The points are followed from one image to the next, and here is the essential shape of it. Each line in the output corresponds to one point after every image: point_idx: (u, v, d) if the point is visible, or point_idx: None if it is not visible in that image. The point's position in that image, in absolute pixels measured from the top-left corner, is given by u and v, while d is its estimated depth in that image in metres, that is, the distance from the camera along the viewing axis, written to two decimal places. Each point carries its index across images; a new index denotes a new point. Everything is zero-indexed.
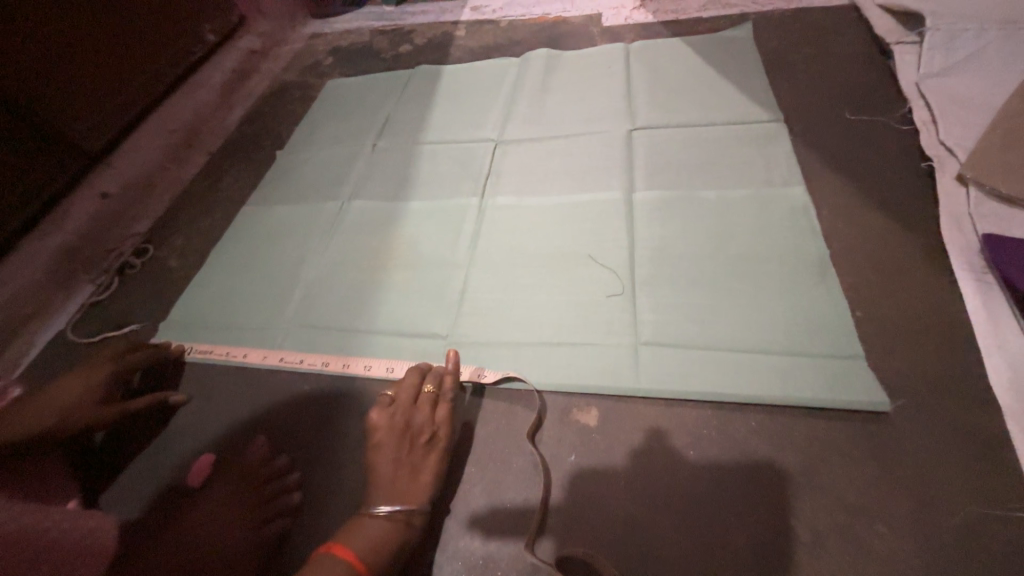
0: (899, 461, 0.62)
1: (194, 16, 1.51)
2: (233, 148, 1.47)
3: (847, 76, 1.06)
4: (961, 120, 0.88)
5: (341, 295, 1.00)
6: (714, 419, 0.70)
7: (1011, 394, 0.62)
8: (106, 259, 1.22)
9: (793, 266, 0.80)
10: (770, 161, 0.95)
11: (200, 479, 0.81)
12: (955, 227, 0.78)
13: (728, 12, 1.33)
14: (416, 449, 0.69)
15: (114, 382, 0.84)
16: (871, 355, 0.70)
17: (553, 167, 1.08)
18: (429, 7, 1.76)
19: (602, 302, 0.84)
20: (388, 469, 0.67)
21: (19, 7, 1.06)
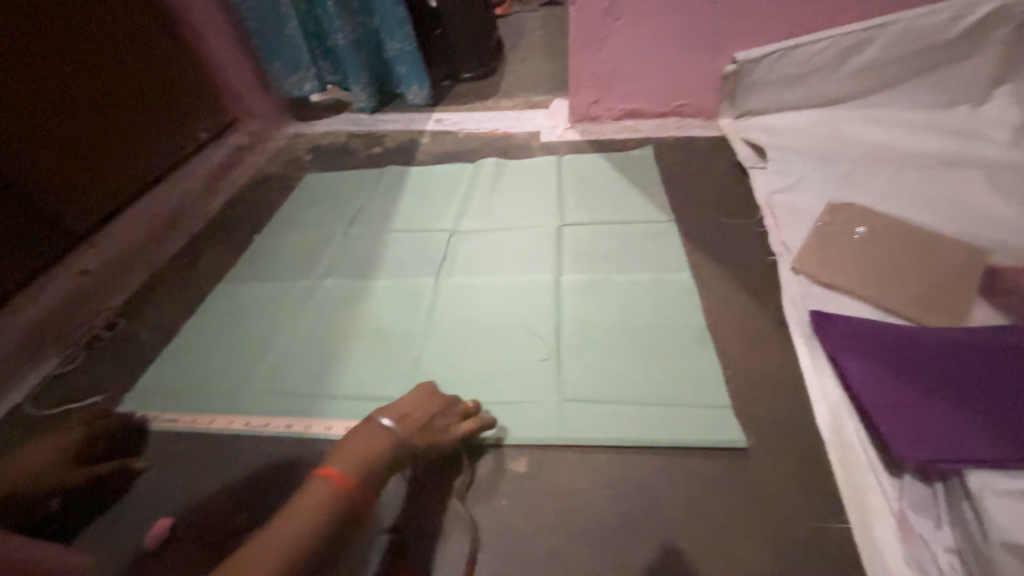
0: (757, 487, 0.79)
1: (188, 119, 1.75)
2: (214, 231, 1.61)
3: (720, 190, 1.40)
4: (794, 226, 1.19)
5: (307, 364, 1.12)
6: (621, 460, 0.86)
7: (829, 431, 0.83)
8: (75, 332, 1.28)
9: (681, 335, 1.02)
10: (665, 252, 1.22)
11: (158, 542, 0.86)
12: (792, 305, 1.03)
13: (636, 134, 1.70)
14: (431, 431, 0.78)
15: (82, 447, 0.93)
16: (737, 404, 0.90)
17: (498, 254, 1.31)
18: (399, 116, 2.09)
19: (533, 366, 1.02)
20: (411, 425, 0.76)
21: (28, 120, 1.27)
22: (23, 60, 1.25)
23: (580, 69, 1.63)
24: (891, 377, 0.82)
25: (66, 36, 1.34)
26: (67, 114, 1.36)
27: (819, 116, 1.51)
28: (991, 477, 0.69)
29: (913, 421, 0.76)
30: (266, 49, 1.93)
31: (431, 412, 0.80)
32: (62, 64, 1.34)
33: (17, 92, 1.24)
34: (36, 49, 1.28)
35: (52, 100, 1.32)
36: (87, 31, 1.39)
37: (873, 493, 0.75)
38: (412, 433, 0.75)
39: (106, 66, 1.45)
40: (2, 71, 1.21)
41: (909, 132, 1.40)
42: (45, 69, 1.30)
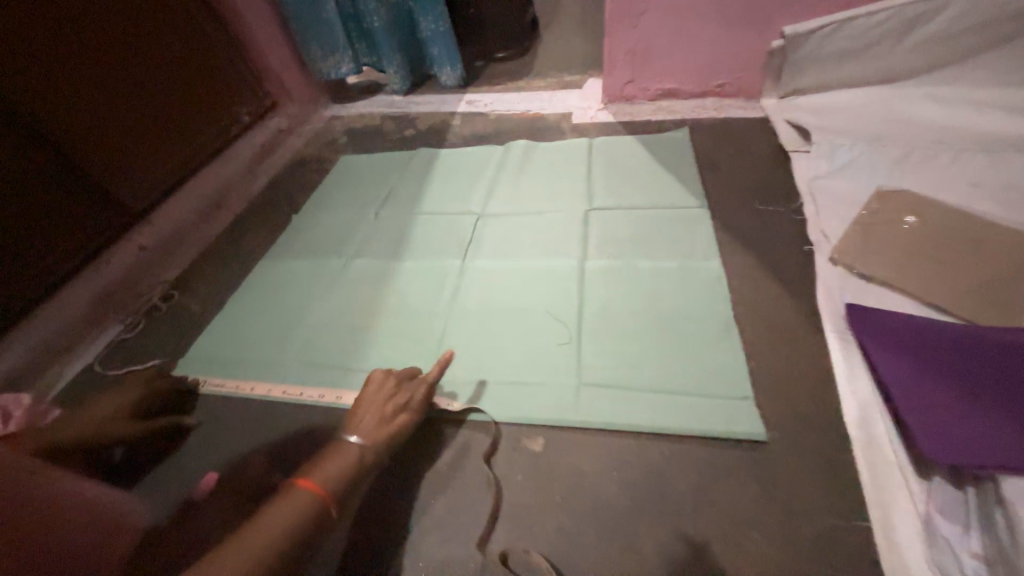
0: (774, 480, 0.78)
1: (234, 102, 1.80)
2: (256, 211, 1.71)
3: (758, 175, 1.33)
4: (836, 214, 1.13)
5: (339, 338, 1.18)
6: (635, 446, 0.87)
7: (857, 429, 0.80)
8: (135, 303, 1.44)
9: (706, 325, 1.00)
10: (694, 240, 1.19)
11: (206, 490, 0.93)
12: (827, 297, 0.99)
13: (672, 116, 1.64)
14: (391, 424, 0.86)
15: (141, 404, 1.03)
16: (759, 396, 0.88)
17: (524, 238, 1.32)
18: (431, 98, 2.10)
19: (553, 350, 1.03)
20: (371, 422, 0.85)
21: (92, 100, 1.34)
22: (87, 43, 1.31)
23: (614, 47, 1.58)
24: (927, 376, 0.78)
25: (124, 19, 1.40)
26: (125, 96, 1.42)
27: (872, 96, 1.41)
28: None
29: (948, 423, 0.73)
30: (304, 32, 1.96)
31: (385, 400, 0.89)
32: (121, 47, 1.40)
33: (82, 74, 1.31)
34: (98, 32, 1.34)
35: (112, 82, 1.38)
36: (144, 16, 1.45)
37: (901, 495, 0.73)
38: (372, 427, 0.84)
39: (160, 50, 1.51)
40: (68, 54, 1.27)
41: (976, 112, 1.28)
42: (105, 52, 1.36)
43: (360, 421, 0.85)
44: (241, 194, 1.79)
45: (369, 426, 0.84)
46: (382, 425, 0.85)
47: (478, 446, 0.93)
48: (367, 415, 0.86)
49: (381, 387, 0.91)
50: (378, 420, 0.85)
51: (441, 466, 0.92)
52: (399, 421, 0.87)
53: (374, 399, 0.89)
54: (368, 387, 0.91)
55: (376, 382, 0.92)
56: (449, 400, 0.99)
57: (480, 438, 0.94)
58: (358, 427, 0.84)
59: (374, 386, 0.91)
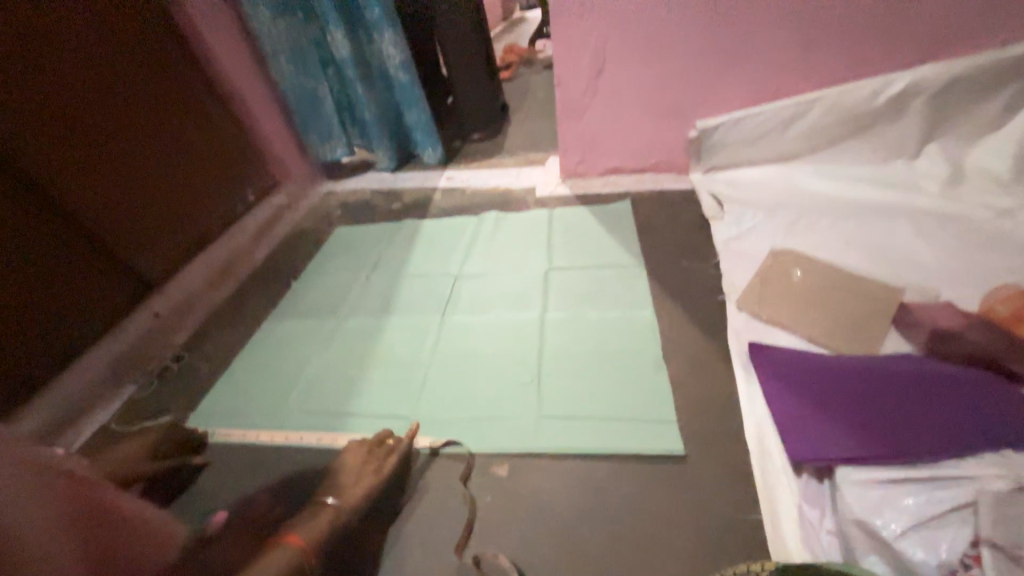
0: (689, 488, 0.98)
1: (241, 184, 2.08)
2: (260, 278, 1.94)
3: (685, 238, 1.62)
4: (744, 268, 1.39)
5: (334, 388, 1.36)
6: (583, 466, 1.05)
7: (752, 440, 1.01)
8: (148, 365, 1.60)
9: (641, 363, 1.22)
10: (633, 293, 1.44)
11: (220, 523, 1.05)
12: (735, 336, 1.23)
13: (618, 189, 1.96)
14: (362, 486, 1.03)
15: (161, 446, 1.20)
16: (681, 420, 1.09)
17: (494, 295, 1.55)
18: (416, 175, 2.41)
19: (517, 390, 1.23)
20: (348, 483, 1.03)
21: (121, 190, 1.60)
22: (119, 147, 1.59)
23: (566, 135, 1.92)
24: (794, 394, 1.02)
25: (150, 126, 1.69)
26: (147, 185, 1.68)
27: (773, 171, 1.75)
28: (856, 470, 0.88)
29: (803, 428, 0.96)
30: (306, 124, 2.31)
31: (359, 463, 1.06)
32: (147, 148, 1.68)
33: (114, 172, 1.57)
34: (127, 137, 1.62)
35: (138, 176, 1.65)
36: (165, 122, 1.75)
37: (782, 490, 0.92)
38: (349, 488, 1.02)
39: (178, 145, 1.80)
40: (103, 157, 1.54)
41: (849, 184, 1.62)
42: (133, 151, 1.64)
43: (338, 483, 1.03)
44: (246, 263, 2.01)
45: (345, 487, 1.02)
46: (357, 486, 1.03)
47: (453, 474, 1.10)
48: (344, 477, 1.04)
49: (354, 451, 1.09)
50: (354, 481, 1.03)
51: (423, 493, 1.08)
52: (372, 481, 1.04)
53: (351, 463, 1.06)
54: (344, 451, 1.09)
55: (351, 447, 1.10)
56: (429, 437, 1.17)
57: (456, 467, 1.11)
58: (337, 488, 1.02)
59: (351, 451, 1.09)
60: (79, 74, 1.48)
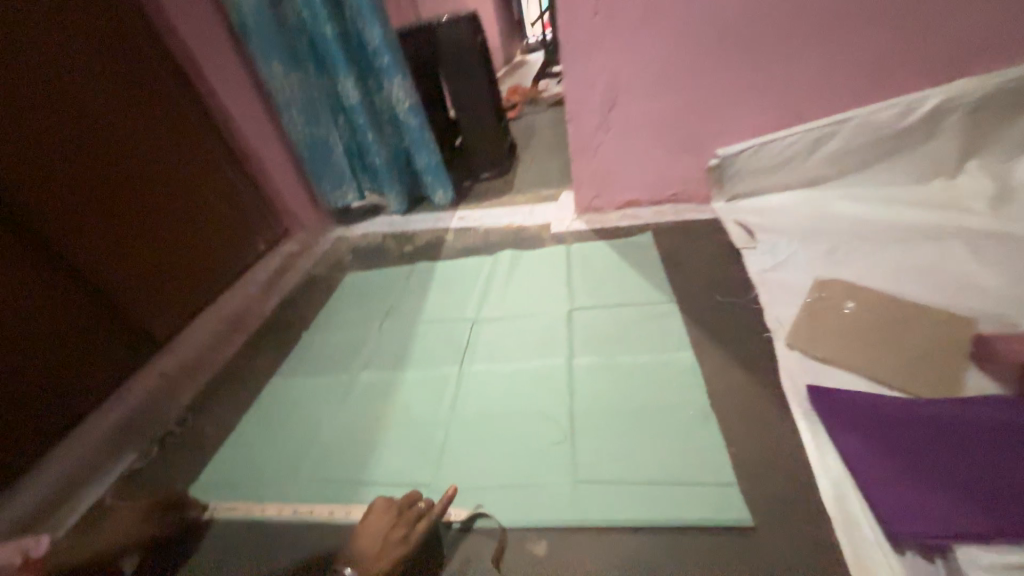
0: (765, 567, 0.82)
1: (253, 234, 2.05)
2: (271, 330, 1.86)
3: (716, 270, 1.52)
4: (786, 302, 1.30)
5: (347, 452, 1.25)
6: (633, 541, 0.91)
7: (833, 505, 0.86)
8: (151, 429, 1.49)
9: (685, 414, 1.10)
10: (667, 333, 1.33)
11: None
12: (789, 380, 1.10)
13: (637, 221, 1.88)
14: (385, 556, 0.85)
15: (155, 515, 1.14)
16: (742, 482, 0.95)
17: (516, 340, 1.45)
18: (427, 217, 2.37)
19: (549, 449, 1.10)
20: (369, 548, 0.86)
21: (134, 244, 1.56)
22: (132, 202, 1.57)
23: (580, 171, 1.86)
24: (876, 452, 0.89)
25: (165, 180, 1.69)
26: (160, 238, 1.65)
27: (801, 197, 1.66)
28: (978, 551, 0.75)
29: (900, 495, 0.82)
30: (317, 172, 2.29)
31: (384, 522, 0.90)
32: (161, 201, 1.66)
33: (126, 227, 1.55)
34: (142, 191, 1.60)
35: (150, 230, 1.62)
36: (180, 176, 1.74)
37: (882, 569, 0.77)
38: (370, 553, 0.85)
39: (193, 197, 1.78)
40: (116, 211, 1.52)
41: (887, 207, 1.52)
42: (148, 204, 1.62)
43: (359, 548, 0.87)
44: (256, 315, 1.93)
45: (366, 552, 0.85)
46: (380, 552, 0.85)
47: (483, 554, 0.96)
48: (366, 539, 0.88)
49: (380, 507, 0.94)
50: (376, 544, 0.86)
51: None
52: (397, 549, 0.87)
53: (375, 525, 0.90)
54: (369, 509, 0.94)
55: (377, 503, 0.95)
56: (454, 509, 1.03)
57: (485, 544, 0.97)
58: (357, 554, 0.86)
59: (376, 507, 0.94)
60: (96, 131, 1.48)
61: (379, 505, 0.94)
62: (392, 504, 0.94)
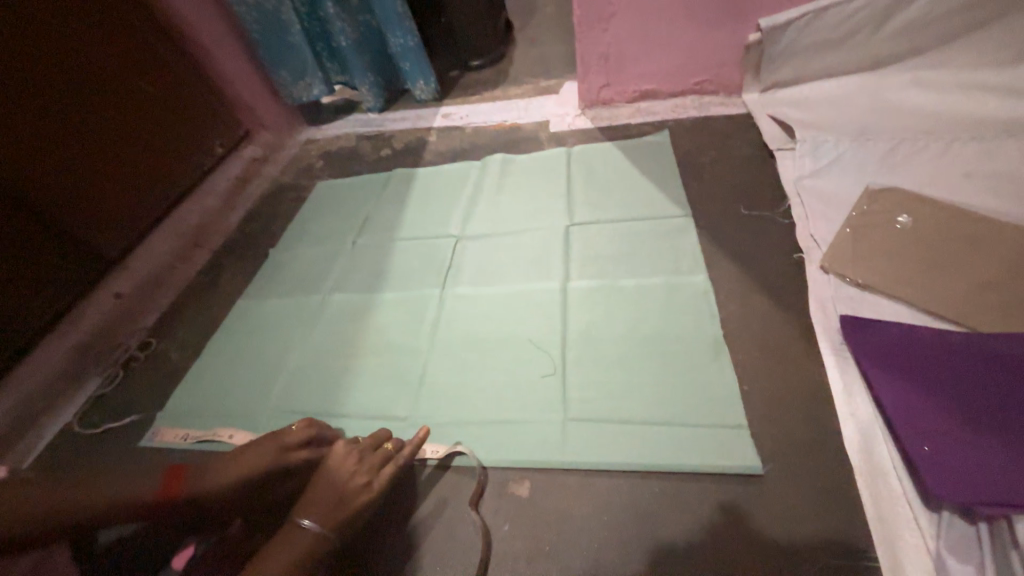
0: (768, 516, 0.76)
1: (208, 137, 1.74)
2: (237, 247, 1.65)
3: (743, 177, 1.28)
4: (824, 216, 1.09)
5: (319, 382, 1.14)
6: (624, 485, 0.83)
7: (858, 456, 0.77)
8: (114, 353, 1.39)
9: (694, 347, 0.96)
10: (679, 252, 1.14)
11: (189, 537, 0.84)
12: (820, 309, 0.95)
13: (652, 118, 1.58)
14: (350, 498, 0.79)
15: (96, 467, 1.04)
16: (752, 424, 0.85)
17: (505, 260, 1.27)
18: (407, 114, 2.02)
19: (538, 382, 0.99)
20: (324, 500, 0.77)
21: (56, 146, 1.30)
22: (47, 99, 1.28)
23: (587, 52, 1.51)
24: (931, 403, 0.76)
25: (87, 71, 1.37)
26: (89, 138, 1.37)
27: (856, 84, 1.35)
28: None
29: (955, 456, 0.70)
30: (272, 58, 1.87)
31: (337, 473, 0.81)
32: (83, 91, 1.35)
33: (46, 131, 1.28)
34: (53, 76, 1.29)
35: (76, 128, 1.34)
36: (103, 58, 1.41)
37: (909, 529, 0.70)
38: (326, 504, 0.77)
39: (124, 87, 1.46)
40: (28, 111, 1.24)
41: (966, 96, 1.22)
42: (66, 94, 1.32)
43: (308, 501, 0.78)
44: (219, 229, 1.72)
45: (320, 504, 0.77)
46: (337, 502, 0.78)
47: (464, 492, 0.90)
48: (319, 490, 0.79)
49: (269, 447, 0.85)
50: (333, 495, 0.78)
51: (429, 516, 0.88)
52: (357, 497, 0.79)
53: (338, 464, 0.82)
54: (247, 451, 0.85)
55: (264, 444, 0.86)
56: (431, 446, 0.95)
57: (465, 483, 0.91)
58: (307, 508, 0.77)
59: (264, 451, 0.85)
60: None
61: (342, 443, 0.86)
62: (356, 442, 0.87)
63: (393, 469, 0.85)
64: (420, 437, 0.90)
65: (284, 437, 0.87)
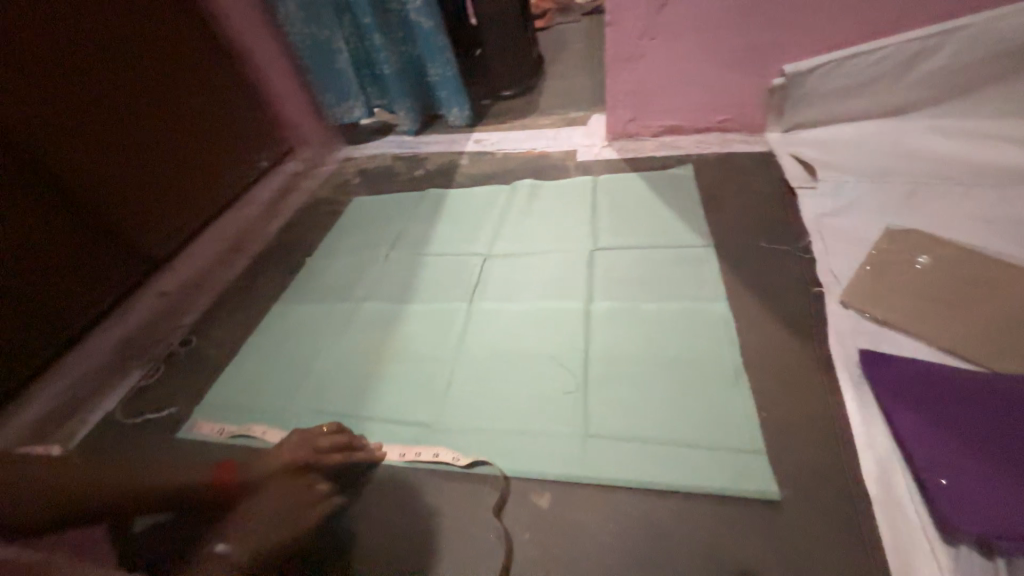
0: (785, 541, 0.77)
1: (251, 152, 1.90)
2: (274, 254, 1.74)
3: (764, 212, 1.33)
4: (844, 253, 1.13)
5: (348, 386, 1.19)
6: (642, 502, 0.86)
7: (875, 485, 0.79)
8: (156, 348, 1.45)
9: (713, 372, 0.99)
10: (699, 280, 1.18)
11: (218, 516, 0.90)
12: (839, 342, 0.98)
13: (676, 152, 1.65)
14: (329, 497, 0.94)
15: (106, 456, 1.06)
16: (770, 450, 0.87)
17: (529, 279, 1.32)
18: (440, 138, 2.13)
19: (559, 397, 1.03)
20: (287, 507, 0.90)
21: (122, 154, 1.44)
22: (114, 115, 1.42)
23: (616, 88, 1.60)
24: (948, 437, 0.78)
25: (152, 91, 1.52)
26: (150, 148, 1.51)
27: (879, 128, 1.40)
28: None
29: (972, 490, 0.72)
30: (318, 82, 2.01)
31: (314, 490, 0.94)
32: (148, 106, 1.51)
33: (114, 143, 1.42)
34: (124, 92, 1.44)
35: (140, 138, 1.48)
36: (167, 78, 1.57)
37: (925, 560, 0.71)
38: (288, 514, 0.89)
39: (182, 103, 1.62)
40: (101, 125, 1.38)
41: (985, 144, 1.27)
42: (134, 108, 1.47)
43: (284, 498, 0.90)
44: (258, 237, 1.81)
45: (286, 510, 0.89)
46: (297, 514, 0.90)
47: (484, 500, 0.93)
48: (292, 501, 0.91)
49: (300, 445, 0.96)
50: (298, 508, 0.91)
51: (450, 520, 0.92)
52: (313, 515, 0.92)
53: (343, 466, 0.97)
54: (280, 451, 0.96)
55: (296, 443, 0.96)
56: (454, 453, 0.99)
57: (486, 492, 0.93)
58: (282, 503, 0.90)
59: (295, 451, 0.95)
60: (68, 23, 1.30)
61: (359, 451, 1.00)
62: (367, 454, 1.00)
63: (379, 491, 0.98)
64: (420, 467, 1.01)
65: (314, 440, 0.97)
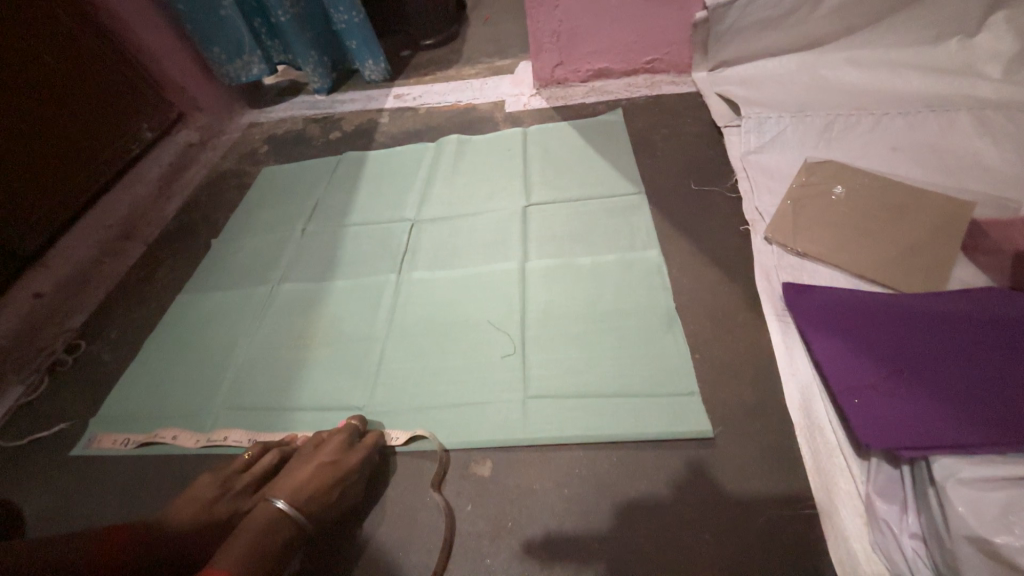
0: (720, 476, 0.80)
1: (132, 115, 1.57)
2: (176, 239, 1.51)
3: (694, 154, 1.31)
4: (768, 190, 1.14)
5: (269, 376, 1.08)
6: (584, 458, 0.85)
7: (798, 414, 0.82)
8: (37, 359, 1.23)
9: (649, 321, 0.98)
10: (633, 228, 1.16)
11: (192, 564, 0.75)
12: (765, 278, 1.00)
13: (607, 97, 1.58)
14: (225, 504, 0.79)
15: (55, 493, 1.00)
16: (704, 393, 0.88)
17: (460, 242, 1.24)
18: (356, 95, 1.91)
19: (497, 362, 0.99)
20: (304, 479, 0.76)
21: None
22: None
23: (539, 29, 1.48)
24: (861, 360, 0.82)
25: None
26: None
27: (800, 62, 1.39)
28: (957, 461, 0.69)
29: (881, 406, 0.76)
30: (203, 34, 1.67)
31: (319, 451, 0.82)
32: None
33: None
34: None
35: None
36: (8, 25, 1.22)
37: (843, 477, 0.76)
38: (305, 485, 0.75)
39: (34, 60, 1.28)
40: None
41: (893, 73, 1.29)
42: None
43: (287, 481, 0.76)
44: (153, 221, 1.56)
45: (293, 484, 0.75)
46: (313, 482, 0.76)
47: (426, 474, 0.89)
48: (298, 474, 0.77)
49: (213, 482, 0.81)
50: (305, 477, 0.76)
51: (392, 502, 0.87)
52: (345, 468, 0.80)
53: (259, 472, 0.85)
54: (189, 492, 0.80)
55: (208, 475, 0.83)
56: (392, 432, 0.93)
57: (427, 466, 0.90)
58: (286, 487, 0.75)
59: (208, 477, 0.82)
60: None
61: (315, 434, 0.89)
62: (322, 434, 0.87)
63: (352, 456, 0.82)
64: (373, 438, 0.87)
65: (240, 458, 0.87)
